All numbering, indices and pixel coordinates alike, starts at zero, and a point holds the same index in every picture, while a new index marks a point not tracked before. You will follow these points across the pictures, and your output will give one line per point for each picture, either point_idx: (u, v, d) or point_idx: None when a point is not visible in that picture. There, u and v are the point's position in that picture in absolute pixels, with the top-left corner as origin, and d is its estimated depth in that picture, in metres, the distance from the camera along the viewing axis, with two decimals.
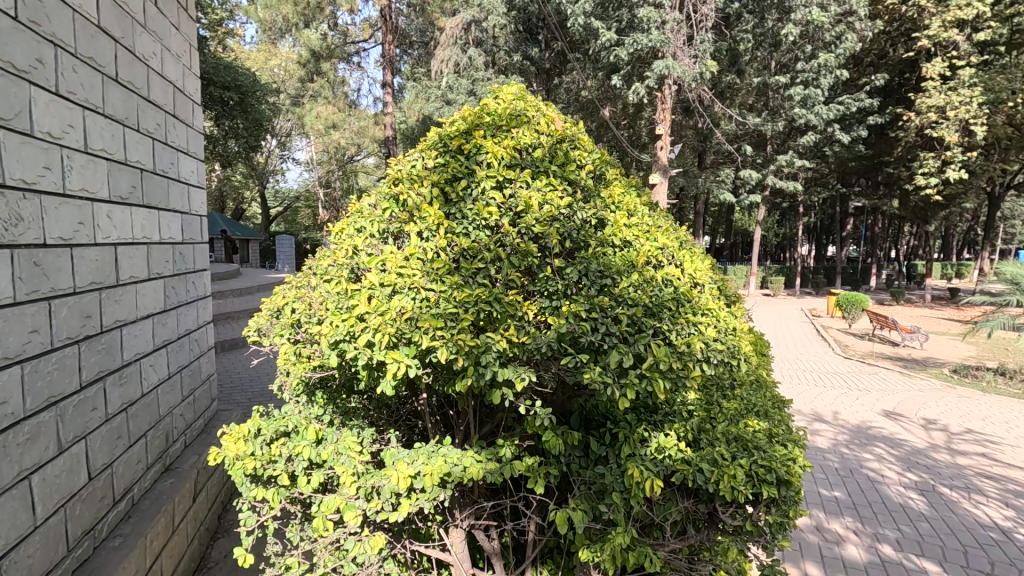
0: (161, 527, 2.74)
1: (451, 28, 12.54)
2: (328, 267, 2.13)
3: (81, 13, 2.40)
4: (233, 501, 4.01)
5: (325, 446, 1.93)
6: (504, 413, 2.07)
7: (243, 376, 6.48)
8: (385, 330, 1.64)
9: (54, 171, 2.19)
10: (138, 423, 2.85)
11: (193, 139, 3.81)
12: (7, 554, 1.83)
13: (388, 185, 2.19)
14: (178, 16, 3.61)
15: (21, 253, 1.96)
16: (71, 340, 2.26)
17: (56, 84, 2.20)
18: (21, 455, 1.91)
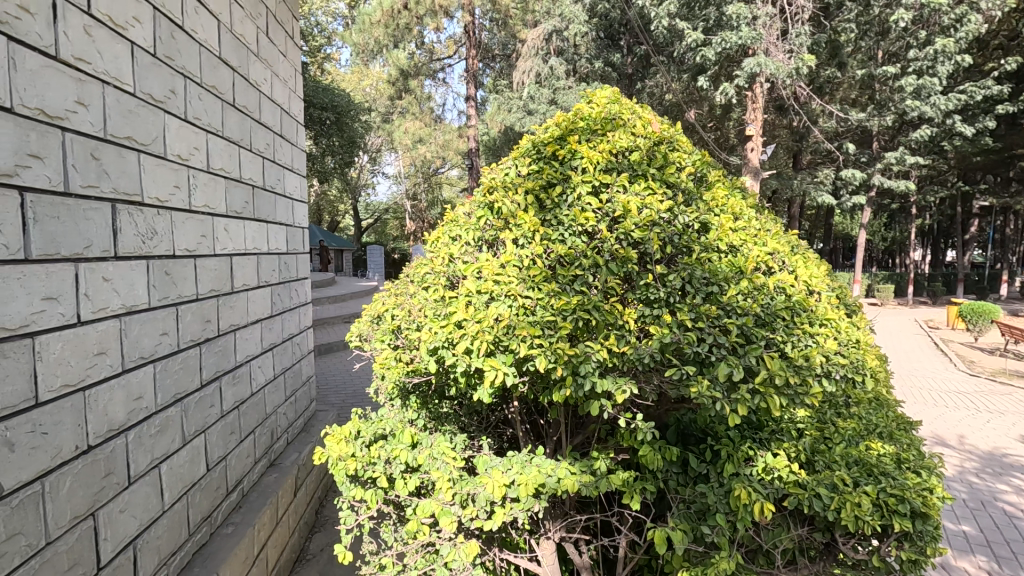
0: (266, 518, 2.94)
1: (532, 40, 12.69)
2: (425, 275, 2.19)
3: (206, 46, 2.66)
4: (330, 497, 4.23)
5: (421, 450, 1.98)
6: (597, 424, 2.03)
7: (338, 378, 6.89)
8: (484, 337, 1.65)
9: (183, 189, 2.43)
10: (248, 420, 3.08)
11: (298, 157, 4.11)
12: (140, 534, 2.03)
13: (482, 193, 2.25)
14: (286, 44, 3.92)
15: (155, 263, 2.19)
16: (194, 342, 2.49)
17: (185, 111, 2.45)
18: (153, 445, 2.13)
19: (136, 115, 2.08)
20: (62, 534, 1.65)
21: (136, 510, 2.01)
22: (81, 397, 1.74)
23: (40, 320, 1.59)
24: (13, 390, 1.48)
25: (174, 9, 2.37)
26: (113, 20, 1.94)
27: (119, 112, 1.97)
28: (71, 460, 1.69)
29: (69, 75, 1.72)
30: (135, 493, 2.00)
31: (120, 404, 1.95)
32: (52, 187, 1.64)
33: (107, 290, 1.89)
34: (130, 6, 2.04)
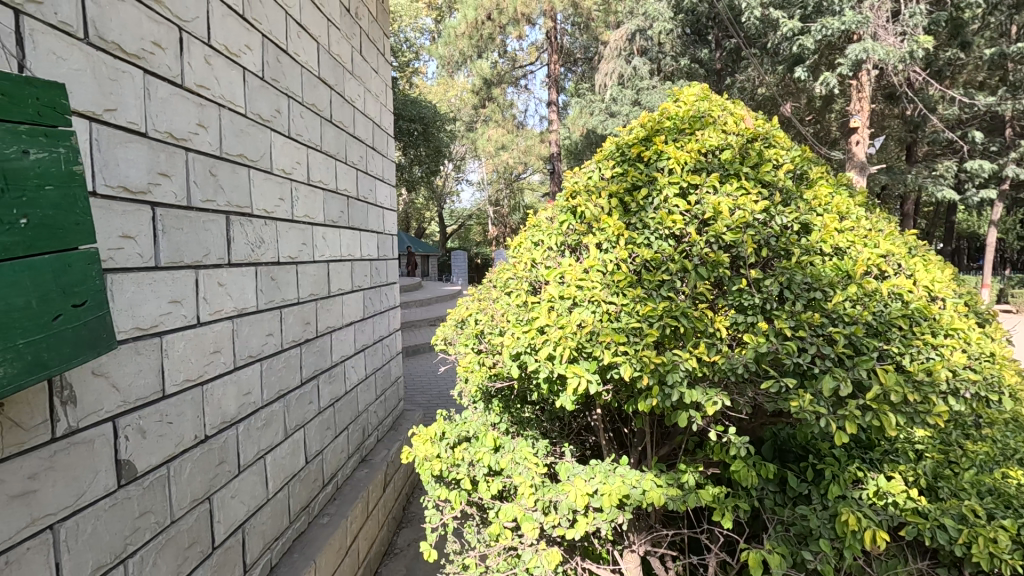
0: (358, 511, 3.09)
1: (615, 41, 12.54)
2: (508, 280, 2.21)
3: (306, 68, 2.86)
4: (416, 495, 4.38)
5: (503, 454, 1.99)
6: (686, 436, 1.95)
7: (424, 379, 7.14)
8: (566, 343, 1.64)
9: (287, 201, 2.62)
10: (342, 417, 3.26)
11: (388, 167, 4.31)
12: (248, 519, 2.21)
13: (565, 198, 2.24)
14: (377, 60, 4.13)
15: (262, 270, 2.38)
16: (295, 342, 2.67)
17: (288, 128, 2.65)
18: (259, 438, 2.31)
19: (247, 135, 2.28)
20: (183, 515, 1.82)
21: (245, 497, 2.18)
22: (199, 391, 1.93)
23: (167, 320, 1.77)
24: (145, 382, 1.66)
25: (279, 35, 2.57)
26: (228, 49, 2.14)
27: (233, 132, 2.17)
28: (191, 448, 1.87)
29: (192, 101, 1.92)
30: (244, 481, 2.18)
31: (232, 398, 2.13)
32: (177, 201, 1.83)
33: (221, 294, 2.08)
34: (243, 36, 2.25)
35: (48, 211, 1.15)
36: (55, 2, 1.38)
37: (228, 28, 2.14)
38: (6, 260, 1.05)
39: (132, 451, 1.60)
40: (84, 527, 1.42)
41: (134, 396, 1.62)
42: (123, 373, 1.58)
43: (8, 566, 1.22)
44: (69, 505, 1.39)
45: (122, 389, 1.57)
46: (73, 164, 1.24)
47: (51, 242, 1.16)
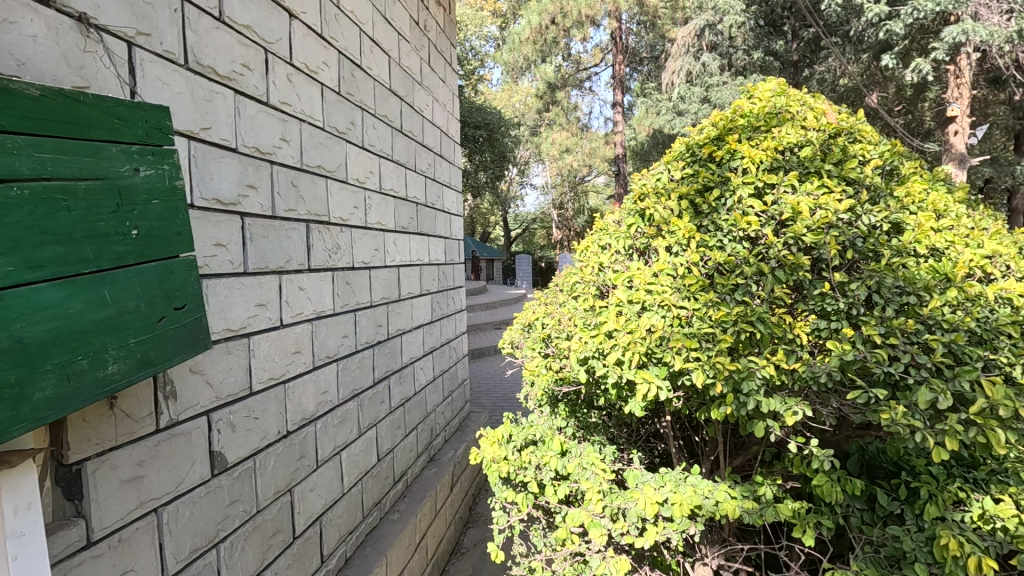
0: (426, 509, 3.18)
1: (682, 37, 12.20)
2: (576, 284, 2.20)
3: (378, 81, 2.98)
4: (482, 495, 4.44)
5: (570, 458, 1.99)
6: (762, 446, 1.86)
7: (489, 382, 7.23)
8: (635, 348, 1.60)
9: (360, 209, 2.74)
10: (411, 416, 3.36)
11: (455, 174, 4.41)
12: (326, 511, 2.33)
13: (633, 201, 2.21)
14: (445, 70, 4.24)
15: (338, 275, 2.50)
16: (368, 344, 2.79)
17: (362, 140, 2.77)
18: (336, 435, 2.42)
19: (325, 147, 2.40)
20: (267, 505, 1.94)
21: (322, 491, 2.30)
22: (282, 389, 2.05)
23: (254, 322, 1.90)
24: (235, 380, 1.79)
25: (354, 51, 2.70)
26: (308, 67, 2.27)
27: (312, 145, 2.30)
28: (274, 443, 1.99)
29: (276, 117, 2.05)
30: (321, 475, 2.30)
31: (311, 396, 2.25)
32: (263, 212, 1.96)
33: (302, 298, 2.21)
34: (321, 53, 2.38)
35: (154, 222, 1.27)
36: (161, 33, 1.52)
37: (307, 47, 2.27)
38: (121, 267, 1.16)
39: (223, 444, 1.73)
40: (182, 512, 1.55)
41: (226, 392, 1.75)
42: (216, 371, 1.71)
43: (120, 543, 1.35)
44: (170, 491, 1.52)
45: (215, 386, 1.70)
46: (176, 179, 1.35)
47: (158, 251, 1.27)
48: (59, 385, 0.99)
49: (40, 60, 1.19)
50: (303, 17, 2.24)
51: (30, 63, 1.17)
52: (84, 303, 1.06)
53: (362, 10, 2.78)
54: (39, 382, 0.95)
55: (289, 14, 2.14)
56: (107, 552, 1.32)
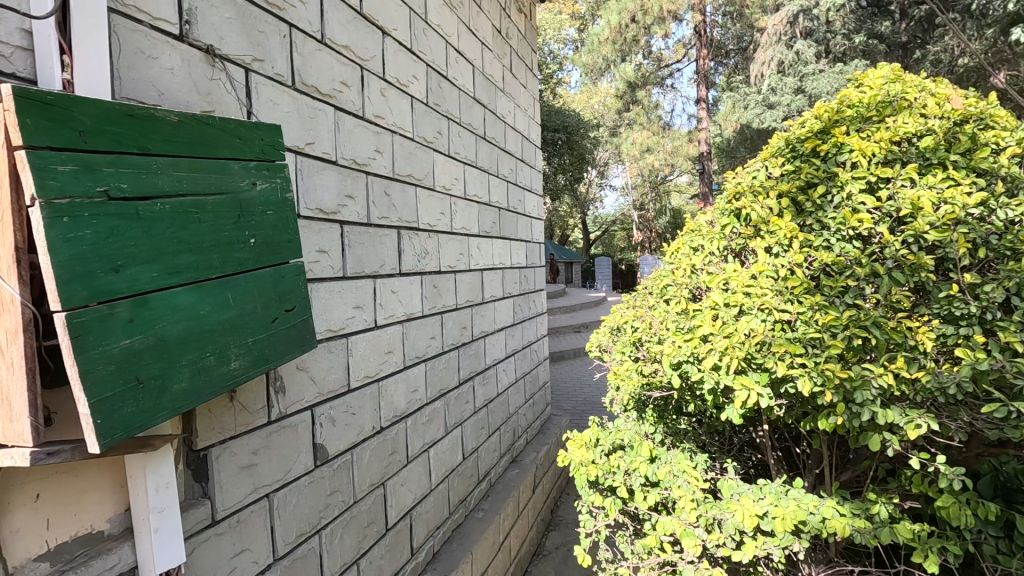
0: (510, 509, 3.22)
1: (773, 26, 11.54)
2: (666, 287, 2.14)
3: (463, 90, 3.08)
4: (564, 499, 4.43)
5: (660, 465, 1.95)
6: (873, 461, 1.73)
7: (570, 386, 7.19)
8: (734, 354, 1.55)
9: (446, 215, 2.83)
10: (495, 417, 3.42)
11: (536, 178, 4.45)
12: (416, 506, 2.43)
13: (726, 200, 2.14)
14: (526, 76, 4.30)
15: (426, 278, 2.60)
16: (454, 346, 2.87)
17: (448, 148, 2.87)
18: (425, 432, 2.52)
19: (414, 156, 2.52)
20: (363, 496, 2.05)
21: (412, 485, 2.40)
22: (376, 387, 2.16)
23: (352, 323, 2.02)
24: (335, 377, 1.91)
25: (440, 63, 2.81)
26: (399, 81, 2.39)
27: (403, 155, 2.41)
28: (369, 438, 2.11)
29: (370, 130, 2.17)
30: (412, 471, 2.40)
31: (402, 394, 2.36)
32: (359, 219, 2.09)
33: (394, 301, 2.32)
34: (411, 67, 2.49)
35: (269, 231, 1.38)
36: (273, 58, 1.66)
37: (399, 62, 2.39)
38: (241, 272, 1.27)
39: (325, 437, 1.85)
40: (289, 498, 1.68)
41: (327, 388, 1.87)
42: (319, 368, 1.83)
43: (238, 524, 1.49)
44: (279, 478, 1.64)
45: (318, 382, 1.83)
46: (286, 191, 1.47)
47: (271, 257, 1.39)
48: (192, 377, 1.10)
49: (175, 89, 1.34)
50: (395, 34, 2.36)
51: (167, 92, 1.32)
52: (212, 304, 1.17)
53: (447, 23, 2.89)
54: (176, 375, 1.07)
55: (382, 31, 2.26)
56: (227, 531, 1.45)
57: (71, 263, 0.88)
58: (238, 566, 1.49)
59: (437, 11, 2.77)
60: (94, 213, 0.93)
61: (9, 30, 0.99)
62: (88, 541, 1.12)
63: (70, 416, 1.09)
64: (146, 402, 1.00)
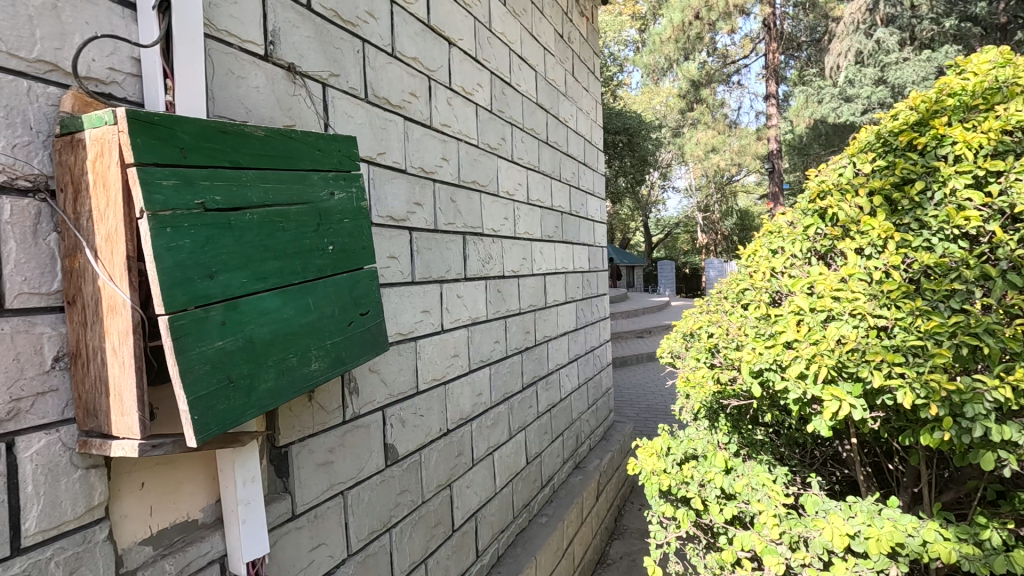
0: (573, 516, 3.18)
1: (850, 14, 10.86)
2: (743, 291, 2.06)
3: (526, 95, 3.09)
4: (628, 507, 4.34)
5: (738, 477, 1.88)
6: (980, 482, 1.60)
7: (634, 392, 7.03)
8: (823, 362, 1.47)
9: (510, 221, 2.85)
10: (558, 422, 3.41)
11: (599, 181, 4.41)
12: (481, 508, 2.45)
13: (810, 199, 2.06)
14: (588, 79, 4.27)
15: (491, 283, 2.63)
16: (517, 350, 2.88)
17: (512, 153, 2.90)
18: (489, 436, 2.55)
19: (479, 163, 2.55)
20: (430, 497, 2.10)
21: (478, 488, 2.43)
22: (443, 390, 2.21)
23: (420, 327, 2.07)
24: (405, 379, 1.97)
25: (504, 70, 2.84)
26: (465, 89, 2.44)
27: (469, 162, 2.46)
28: (436, 439, 2.15)
29: (438, 138, 2.23)
30: (477, 473, 2.43)
31: (467, 397, 2.39)
32: (427, 226, 2.14)
33: (459, 305, 2.36)
34: (476, 75, 2.54)
35: (345, 238, 1.44)
36: (348, 73, 1.73)
37: (465, 71, 2.44)
38: (320, 278, 1.33)
39: (395, 437, 1.90)
40: (362, 496, 1.74)
41: (397, 390, 1.92)
42: (390, 370, 1.89)
43: (316, 519, 1.55)
44: (353, 476, 1.70)
45: (389, 384, 1.88)
46: (361, 200, 1.53)
47: (347, 263, 1.44)
48: (277, 377, 1.16)
49: (260, 106, 1.42)
50: (461, 44, 2.41)
51: (253, 109, 1.40)
52: (295, 308, 1.23)
53: (511, 30, 2.92)
54: (263, 375, 1.13)
55: (449, 42, 2.32)
56: (306, 525, 1.52)
57: (173, 269, 0.95)
58: (316, 559, 1.55)
59: (500, 19, 2.80)
60: (193, 224, 1.00)
61: (121, 59, 1.09)
62: (184, 529, 1.20)
63: (170, 413, 1.17)
64: (237, 399, 1.06)
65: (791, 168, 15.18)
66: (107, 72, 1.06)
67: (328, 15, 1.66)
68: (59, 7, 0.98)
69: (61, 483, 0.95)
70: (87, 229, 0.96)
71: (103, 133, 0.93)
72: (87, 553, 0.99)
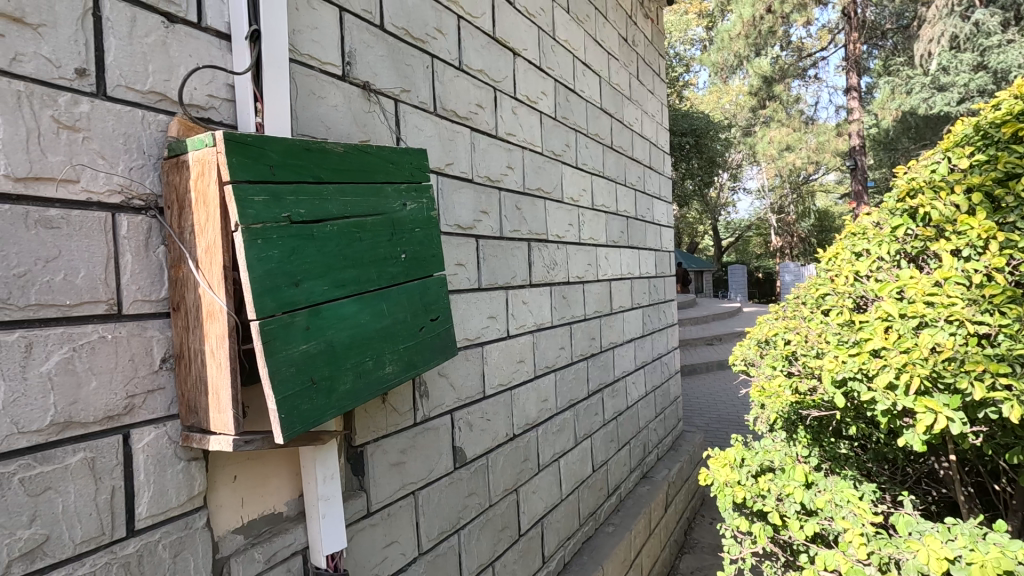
0: (641, 526, 3.12)
1: None
2: (824, 296, 1.96)
3: (590, 101, 3.09)
4: (699, 521, 4.19)
5: (820, 492, 1.78)
6: None
7: (703, 401, 6.79)
8: (915, 371, 1.37)
9: (575, 227, 2.85)
10: (625, 430, 3.36)
11: (666, 185, 4.32)
12: (547, 514, 2.45)
13: (897, 198, 1.94)
14: (654, 82, 4.21)
15: (556, 289, 2.64)
16: (583, 356, 2.87)
17: (577, 160, 2.91)
18: (555, 441, 2.55)
19: (544, 170, 2.58)
20: (497, 500, 2.13)
21: (544, 494, 2.43)
22: (509, 395, 2.24)
23: (487, 332, 2.11)
24: (472, 384, 2.01)
25: (568, 77, 2.85)
26: (530, 98, 2.47)
27: (534, 169, 2.48)
28: (503, 444, 2.18)
29: (503, 147, 2.27)
30: (543, 479, 2.43)
31: (533, 403, 2.41)
32: (493, 233, 2.18)
33: (525, 311, 2.38)
34: (541, 84, 2.57)
35: (416, 247, 1.50)
36: (418, 88, 1.81)
37: (529, 80, 2.48)
38: (393, 285, 1.39)
39: (463, 440, 1.95)
40: (432, 497, 1.79)
41: (465, 394, 1.97)
42: (458, 374, 1.94)
43: (389, 516, 1.61)
44: (423, 477, 1.76)
45: (457, 388, 1.93)
46: (431, 209, 1.58)
47: (418, 271, 1.50)
48: (354, 380, 1.23)
49: (338, 123, 1.51)
50: (526, 53, 2.45)
51: (332, 127, 1.49)
52: (371, 314, 1.30)
53: (575, 37, 2.93)
54: (341, 377, 1.19)
55: (514, 53, 2.36)
56: (380, 522, 1.58)
57: (263, 278, 1.03)
58: (389, 556, 1.61)
59: (564, 27, 2.82)
60: (280, 236, 1.08)
61: (217, 86, 1.19)
62: (271, 520, 1.29)
63: (260, 411, 1.26)
64: (319, 400, 1.13)
65: (876, 165, 14.19)
66: (206, 99, 1.17)
67: (400, 34, 1.74)
68: (168, 43, 1.09)
69: (167, 473, 1.05)
70: (190, 241, 1.06)
71: (204, 154, 1.03)
72: (188, 538, 1.08)
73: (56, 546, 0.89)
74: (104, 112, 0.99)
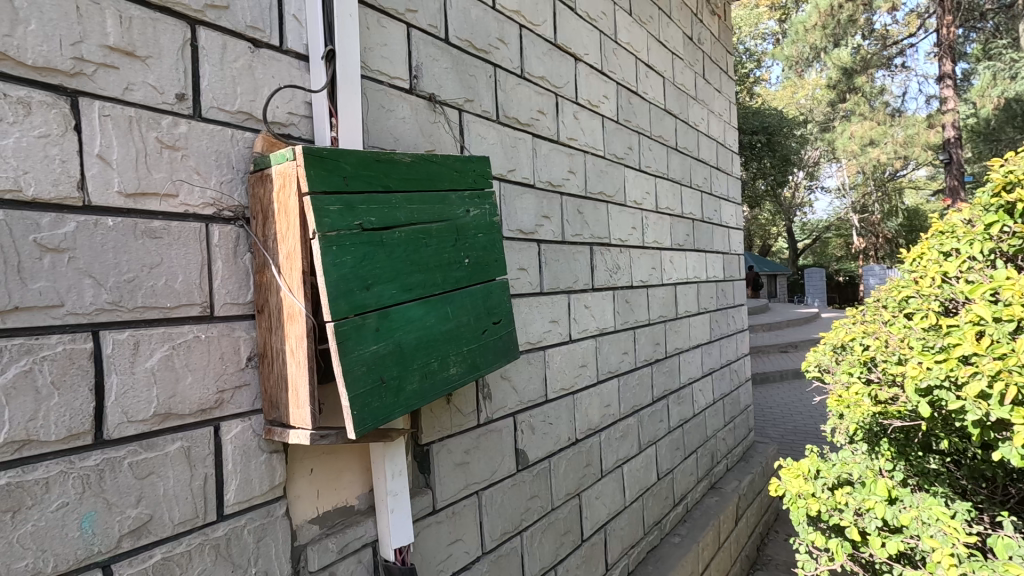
0: (710, 539, 3.01)
1: None
2: (907, 299, 1.84)
3: (653, 102, 3.05)
4: (773, 536, 3.99)
5: (905, 509, 1.67)
6: None
7: (777, 411, 6.46)
8: (1010, 379, 1.26)
9: (638, 230, 2.82)
10: (692, 439, 3.26)
11: (734, 186, 4.18)
12: (610, 521, 2.43)
13: (992, 193, 1.78)
14: (721, 80, 4.09)
15: (619, 293, 2.62)
16: (647, 362, 2.82)
17: (640, 162, 2.87)
18: (618, 448, 2.52)
19: (606, 174, 2.57)
20: (560, 504, 2.13)
21: (607, 500, 2.41)
22: (572, 399, 2.24)
23: (549, 336, 2.12)
24: (534, 387, 2.03)
25: (631, 79, 2.83)
26: (591, 102, 2.47)
27: (596, 173, 2.48)
28: (565, 448, 2.18)
29: (565, 152, 2.28)
30: (606, 485, 2.41)
31: (596, 408, 2.39)
32: (555, 237, 2.20)
33: (588, 316, 2.38)
34: (602, 88, 2.56)
35: (479, 252, 1.54)
36: (481, 97, 1.86)
37: (591, 84, 2.48)
38: (458, 289, 1.44)
39: (526, 443, 1.97)
40: (495, 498, 1.82)
41: (528, 397, 1.99)
42: (520, 378, 1.96)
43: (454, 515, 1.66)
44: (487, 478, 1.79)
45: (519, 391, 1.95)
46: (494, 215, 1.62)
47: (482, 275, 1.54)
48: (420, 380, 1.28)
49: (405, 134, 1.58)
50: (587, 58, 2.45)
51: (400, 138, 1.56)
52: (436, 317, 1.34)
53: (637, 38, 2.90)
54: (409, 377, 1.25)
55: (575, 58, 2.37)
56: (445, 520, 1.63)
57: (337, 282, 1.10)
58: (454, 554, 1.65)
59: (626, 30, 2.80)
60: (353, 242, 1.15)
61: (297, 104, 1.28)
62: (344, 512, 1.36)
63: (334, 408, 1.34)
64: (388, 399, 1.18)
65: (974, 158, 13.02)
66: (287, 116, 1.26)
67: (464, 46, 1.80)
68: (254, 66, 1.18)
69: (252, 463, 1.14)
70: (273, 248, 1.14)
71: (285, 167, 1.11)
72: (270, 525, 1.16)
73: (158, 525, 0.99)
74: (200, 131, 1.09)
